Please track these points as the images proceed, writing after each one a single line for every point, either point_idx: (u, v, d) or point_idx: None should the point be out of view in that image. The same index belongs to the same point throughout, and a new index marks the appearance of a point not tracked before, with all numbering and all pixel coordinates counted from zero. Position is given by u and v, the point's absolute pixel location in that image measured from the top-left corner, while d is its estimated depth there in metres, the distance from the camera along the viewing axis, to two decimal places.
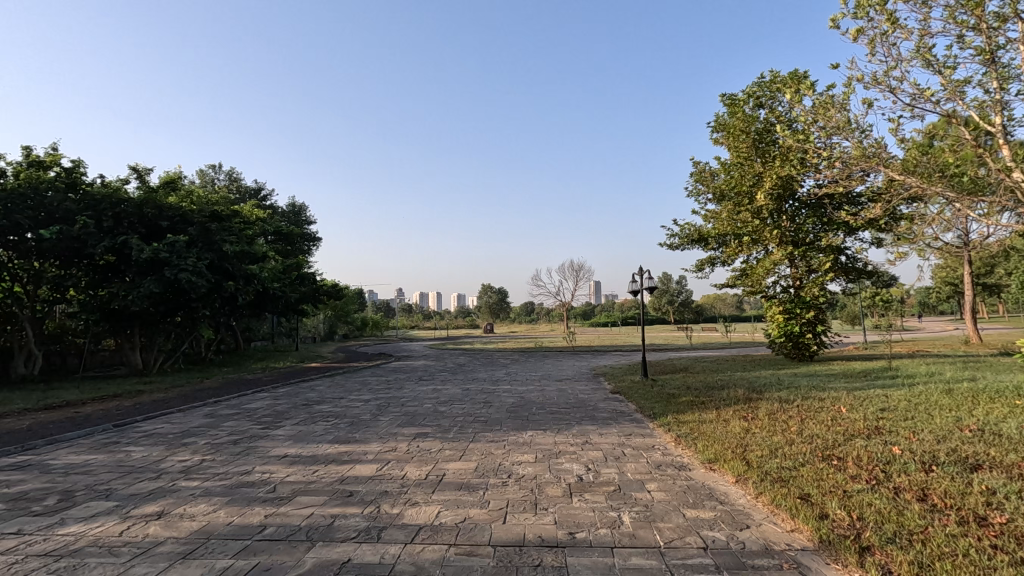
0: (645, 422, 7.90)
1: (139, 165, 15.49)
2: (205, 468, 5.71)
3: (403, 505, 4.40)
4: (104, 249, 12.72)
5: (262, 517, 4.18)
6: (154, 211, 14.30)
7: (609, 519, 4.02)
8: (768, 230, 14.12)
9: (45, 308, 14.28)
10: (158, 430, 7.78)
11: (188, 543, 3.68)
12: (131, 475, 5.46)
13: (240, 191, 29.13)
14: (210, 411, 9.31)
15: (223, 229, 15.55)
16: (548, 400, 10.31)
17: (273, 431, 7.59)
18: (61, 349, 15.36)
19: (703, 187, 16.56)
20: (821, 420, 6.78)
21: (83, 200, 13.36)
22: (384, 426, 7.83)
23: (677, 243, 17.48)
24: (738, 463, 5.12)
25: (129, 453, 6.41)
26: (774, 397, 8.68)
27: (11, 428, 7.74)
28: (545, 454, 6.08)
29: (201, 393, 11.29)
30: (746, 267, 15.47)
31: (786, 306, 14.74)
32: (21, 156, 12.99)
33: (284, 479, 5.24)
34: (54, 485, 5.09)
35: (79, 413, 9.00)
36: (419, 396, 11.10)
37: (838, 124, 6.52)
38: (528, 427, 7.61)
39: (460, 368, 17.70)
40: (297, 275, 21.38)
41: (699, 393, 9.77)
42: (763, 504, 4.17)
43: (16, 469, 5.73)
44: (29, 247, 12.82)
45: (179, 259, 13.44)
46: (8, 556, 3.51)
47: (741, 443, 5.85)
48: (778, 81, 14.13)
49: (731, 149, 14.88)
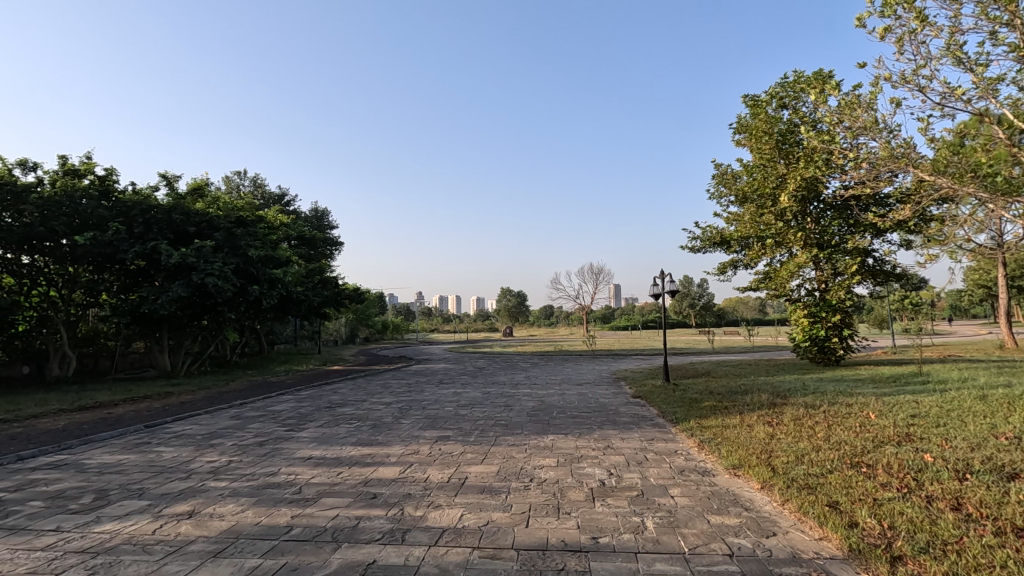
0: (668, 426, 7.83)
1: (168, 173, 15.91)
2: (232, 468, 5.83)
3: (426, 507, 4.44)
4: (135, 254, 13.08)
5: (289, 517, 4.26)
6: (182, 217, 14.65)
7: (633, 524, 3.99)
8: (792, 233, 13.88)
9: (79, 311, 14.75)
10: (187, 431, 7.97)
11: (218, 543, 3.76)
12: (162, 474, 5.60)
13: (264, 196, 29.73)
14: (237, 413, 9.52)
15: (248, 234, 15.85)
16: (569, 404, 10.28)
17: (297, 433, 7.73)
18: (94, 352, 15.85)
19: (725, 189, 16.41)
20: (849, 426, 6.63)
21: (115, 206, 13.77)
22: (406, 429, 7.90)
23: (699, 246, 17.34)
24: (765, 469, 5.05)
25: (160, 454, 6.57)
26: (801, 401, 8.53)
27: (48, 428, 8.01)
28: (567, 458, 6.06)
29: (227, 396, 11.53)
30: (769, 270, 15.26)
31: (811, 310, 14.46)
32: (57, 165, 13.46)
33: (309, 480, 5.33)
34: (89, 484, 5.25)
35: (111, 414, 9.28)
36: (440, 399, 11.19)
37: (864, 124, 6.39)
38: (549, 431, 7.60)
39: (480, 371, 17.80)
40: (320, 279, 21.67)
41: (723, 397, 9.64)
42: (790, 512, 4.10)
43: (53, 468, 5.91)
44: (64, 253, 13.27)
45: (206, 264, 13.78)
46: (48, 552, 3.63)
47: (766, 449, 5.76)
48: (802, 81, 13.93)
49: (754, 151, 14.71)
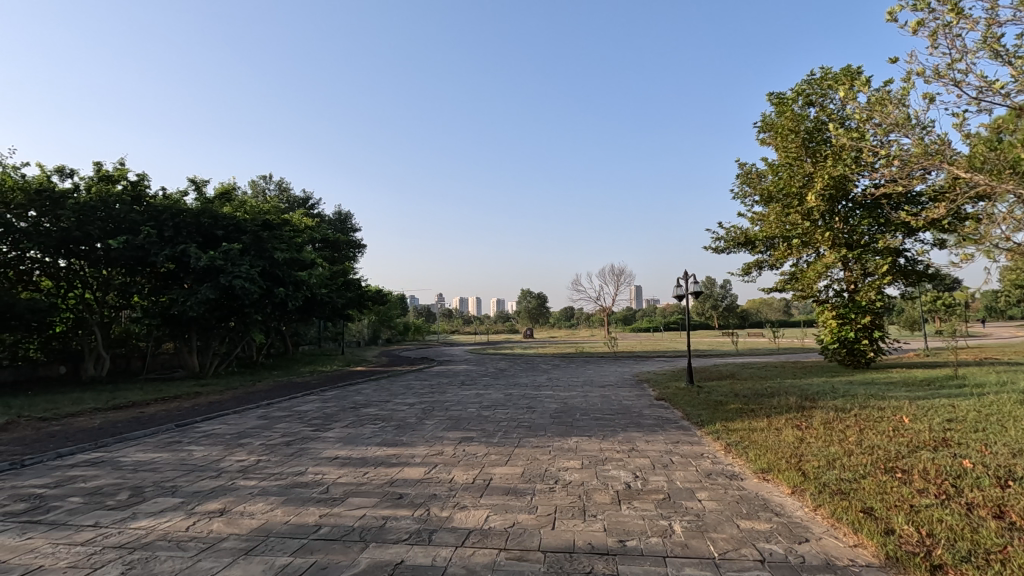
0: (693, 429, 7.71)
1: (197, 177, 16.32)
2: (261, 468, 5.92)
3: (452, 508, 4.45)
4: (165, 257, 13.40)
5: (317, 517, 4.30)
6: (210, 221, 14.98)
7: (660, 528, 3.96)
8: (820, 233, 13.60)
9: (112, 313, 15.15)
10: (216, 430, 8.12)
11: (249, 540, 3.83)
12: (194, 473, 5.73)
13: (289, 200, 30.23)
14: (265, 414, 9.69)
15: (274, 237, 16.12)
16: (592, 406, 10.20)
17: (323, 433, 7.83)
18: (126, 352, 16.28)
19: (749, 189, 16.18)
20: (882, 430, 6.44)
21: (146, 211, 14.17)
22: (430, 430, 7.93)
23: (723, 246, 17.10)
24: (794, 474, 4.94)
25: (191, 453, 6.70)
26: (830, 405, 8.34)
27: (84, 426, 8.24)
28: (592, 461, 6.02)
29: (253, 396, 11.72)
30: (796, 271, 14.99)
31: (839, 311, 14.11)
32: (93, 171, 13.95)
33: (336, 480, 5.40)
34: (125, 480, 5.40)
35: (143, 413, 9.49)
36: (462, 400, 11.24)
37: (896, 121, 6.18)
38: (573, 433, 7.56)
39: (502, 373, 17.83)
40: (343, 281, 21.91)
41: (749, 400, 9.48)
42: (823, 517, 4.01)
43: (90, 465, 6.08)
44: (98, 256, 13.60)
45: (233, 266, 14.04)
46: (87, 547, 3.73)
47: (797, 453, 5.65)
48: (829, 78, 13.65)
49: (780, 150, 14.46)
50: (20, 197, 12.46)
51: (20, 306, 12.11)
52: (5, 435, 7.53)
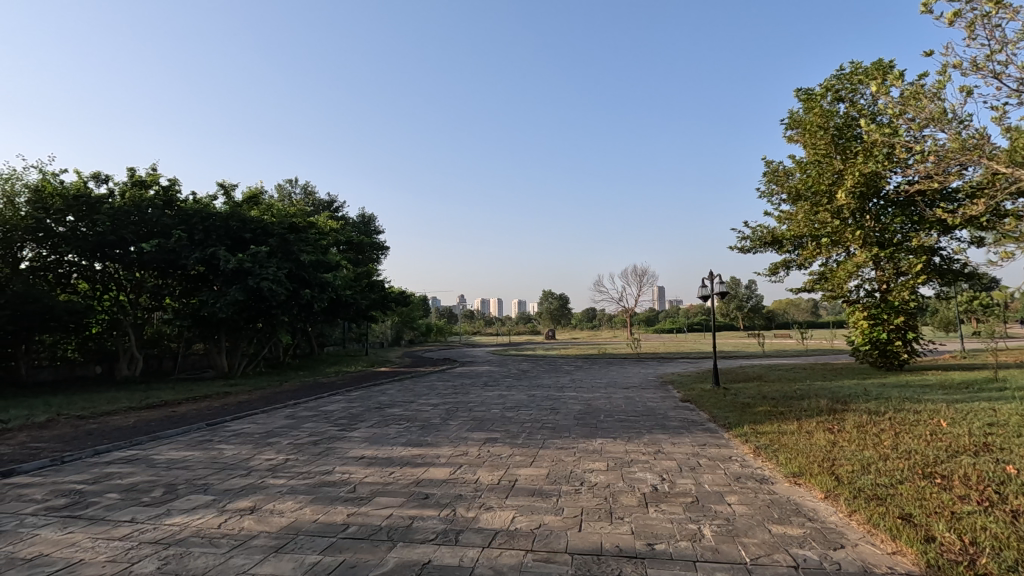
0: (720, 432, 7.58)
1: (226, 182, 16.67)
2: (290, 466, 6.01)
3: (477, 509, 4.44)
4: (196, 260, 13.72)
5: (345, 516, 4.34)
6: (238, 224, 15.28)
7: (689, 532, 3.89)
8: (850, 231, 13.26)
9: (145, 315, 15.54)
10: (245, 430, 8.28)
11: (280, 538, 3.88)
12: (225, 471, 5.84)
13: (315, 203, 30.77)
14: (292, 413, 9.85)
15: (301, 241, 16.36)
16: (616, 407, 10.11)
17: (349, 432, 7.92)
18: (158, 353, 16.70)
19: (776, 187, 15.89)
20: (919, 434, 6.25)
21: (178, 215, 14.56)
22: (454, 430, 7.96)
23: (749, 246, 16.81)
24: (828, 478, 4.82)
25: (221, 451, 6.84)
26: (863, 408, 8.12)
27: (119, 425, 8.47)
28: (617, 463, 5.96)
29: (280, 396, 11.93)
30: (825, 271, 14.65)
31: (871, 312, 13.77)
32: (127, 176, 14.37)
33: (362, 479, 5.44)
34: (159, 478, 5.53)
35: (175, 412, 9.72)
36: (485, 401, 11.26)
37: (931, 115, 5.98)
38: (598, 435, 7.51)
39: (525, 374, 17.80)
40: (367, 283, 22.13)
41: (778, 402, 9.28)
42: (859, 523, 3.90)
43: (126, 462, 6.25)
44: (132, 260, 13.91)
45: (261, 268, 14.31)
46: (125, 541, 3.83)
47: (829, 457, 5.51)
48: (859, 73, 13.34)
49: (808, 147, 14.15)
50: (59, 202, 12.94)
51: (59, 308, 12.56)
52: (45, 433, 7.79)
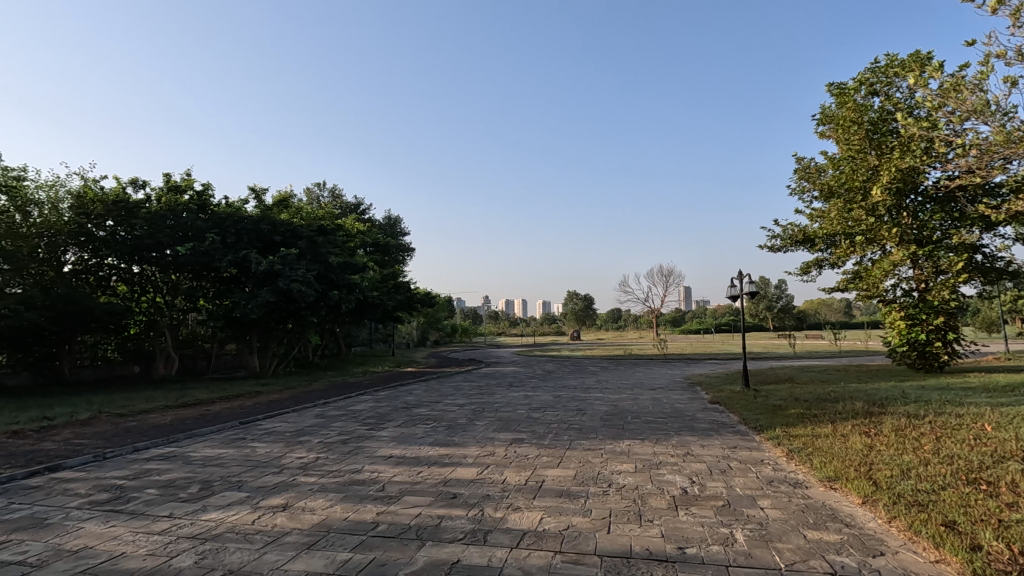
0: (751, 435, 7.43)
1: (257, 186, 17.07)
2: (320, 465, 6.11)
3: (505, 509, 4.45)
4: (229, 262, 14.06)
5: (375, 514, 4.40)
6: (269, 227, 15.61)
7: (721, 536, 3.82)
8: (886, 228, 12.86)
9: (180, 316, 16.00)
10: (276, 428, 8.46)
11: (311, 535, 3.94)
12: (258, 468, 5.97)
13: (343, 206, 31.31)
14: (321, 412, 10.01)
15: (329, 243, 16.66)
16: (644, 409, 10.00)
17: (377, 432, 8.01)
18: (193, 353, 17.18)
19: (808, 184, 15.54)
20: (962, 439, 6.02)
21: (211, 218, 14.96)
22: (480, 430, 7.98)
23: (779, 245, 16.45)
24: (865, 483, 4.68)
25: (254, 449, 7.00)
26: (901, 411, 7.86)
27: (157, 422, 8.74)
28: (646, 464, 5.89)
29: (309, 396, 12.14)
30: (859, 269, 14.25)
31: (909, 312, 13.35)
32: (163, 182, 14.84)
33: (391, 478, 5.49)
34: (195, 474, 5.69)
35: (209, 410, 9.98)
36: (511, 402, 11.27)
37: (973, 107, 5.73)
38: (625, 436, 7.43)
39: (551, 374, 17.77)
40: (393, 284, 22.37)
41: (811, 405, 9.06)
42: (899, 530, 3.77)
43: (164, 459, 6.44)
44: (168, 262, 14.34)
45: (291, 270, 14.58)
46: (164, 536, 3.94)
47: (866, 461, 5.35)
48: (895, 65, 12.95)
49: (841, 143, 13.79)
50: (99, 207, 13.40)
51: (99, 309, 13.03)
52: (88, 429, 8.09)
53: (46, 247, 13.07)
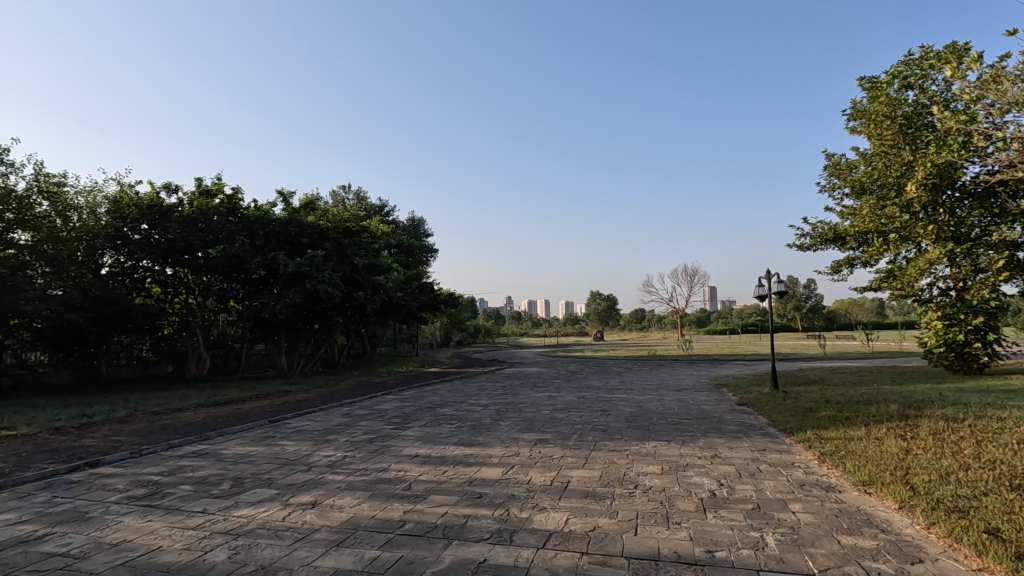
0: (780, 437, 7.29)
1: (285, 190, 17.39)
2: (347, 463, 6.20)
3: (531, 509, 4.44)
4: (258, 264, 14.35)
5: (401, 513, 4.44)
6: (296, 229, 15.90)
7: (751, 540, 3.75)
8: (921, 226, 12.47)
9: (211, 317, 16.37)
10: (305, 427, 8.61)
11: (340, 533, 4.00)
12: (287, 466, 6.08)
13: (367, 208, 31.74)
14: (347, 411, 10.16)
15: (354, 244, 16.90)
16: (669, 410, 9.88)
17: (403, 431, 8.08)
18: (224, 353, 17.59)
19: (838, 181, 15.19)
20: (1004, 443, 5.79)
21: (241, 221, 15.30)
22: (504, 431, 8.00)
23: (808, 243, 16.09)
24: (902, 487, 4.54)
25: (283, 447, 7.13)
26: (939, 414, 7.60)
27: (190, 420, 8.98)
28: (672, 466, 5.81)
29: (336, 395, 12.31)
30: (893, 268, 13.86)
31: (946, 312, 12.95)
32: (194, 186, 15.23)
33: (417, 477, 5.53)
34: (227, 471, 5.82)
35: (239, 409, 10.21)
36: (535, 402, 11.27)
37: (1014, 99, 5.46)
38: (651, 438, 7.35)
39: (575, 375, 17.69)
40: (418, 284, 22.53)
41: (843, 407, 8.82)
42: (938, 537, 3.65)
43: (197, 456, 6.60)
44: (199, 264, 14.71)
45: (318, 272, 14.82)
46: (198, 531, 4.05)
47: (902, 466, 5.19)
48: (930, 57, 12.54)
49: (873, 139, 13.45)
50: (134, 211, 13.87)
51: (134, 310, 13.42)
52: (125, 427, 8.36)
53: (85, 251, 13.51)
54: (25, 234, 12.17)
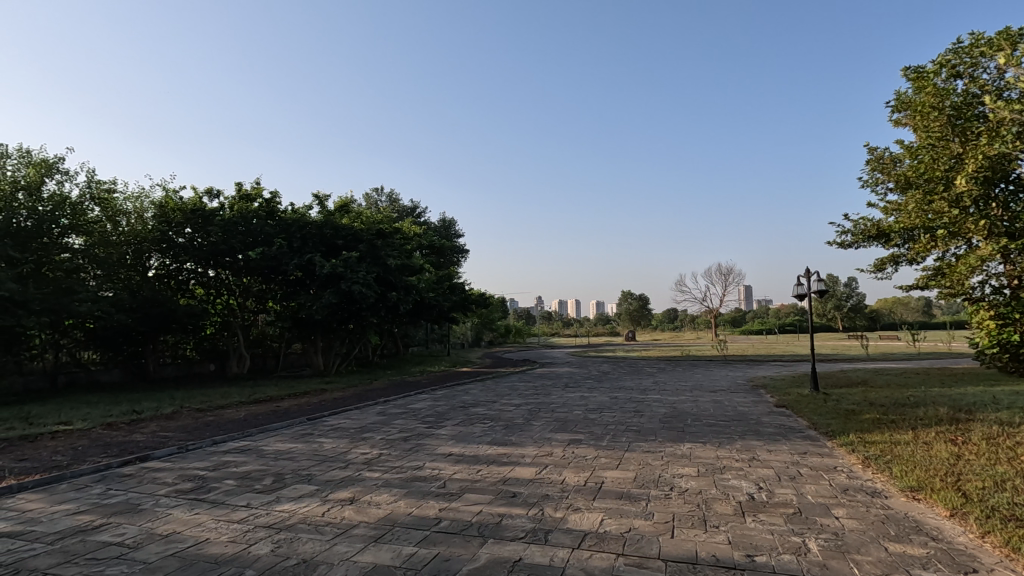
0: (822, 440, 7.07)
1: (320, 193, 17.80)
2: (383, 461, 6.31)
3: (566, 509, 4.44)
4: (295, 265, 14.72)
5: (437, 510, 4.49)
6: (331, 232, 16.26)
7: (793, 545, 3.66)
8: (971, 221, 11.65)
9: (251, 317, 16.88)
10: (341, 424, 8.79)
11: (377, 529, 4.07)
12: (325, 463, 6.22)
13: (399, 210, 32.19)
14: (382, 410, 10.32)
15: (387, 245, 17.16)
16: (705, 411, 9.71)
17: (437, 430, 8.17)
18: (262, 352, 18.12)
19: (881, 175, 14.71)
20: None
21: (278, 224, 15.74)
22: (537, 430, 7.99)
23: (850, 240, 15.59)
24: (954, 494, 4.36)
25: (321, 445, 7.29)
26: (992, 418, 7.27)
27: (232, 417, 9.28)
28: (709, 469, 5.72)
29: (370, 394, 12.52)
30: (941, 265, 13.30)
31: (999, 311, 12.32)
32: (234, 191, 15.74)
33: (451, 476, 5.59)
34: (268, 467, 5.99)
35: (278, 407, 10.49)
36: (568, 402, 11.25)
37: None
38: (686, 439, 7.24)
39: (607, 375, 17.53)
40: (450, 284, 22.70)
41: (889, 410, 8.51)
42: (993, 547, 3.49)
43: (239, 452, 6.82)
44: (240, 266, 15.18)
45: (352, 272, 15.10)
46: (242, 525, 4.18)
47: (953, 471, 4.99)
48: (980, 45, 11.99)
49: (920, 131, 13.05)
50: (179, 216, 14.47)
51: (179, 311, 13.94)
52: (172, 423, 8.69)
53: (134, 254, 14.12)
54: (79, 238, 12.80)
